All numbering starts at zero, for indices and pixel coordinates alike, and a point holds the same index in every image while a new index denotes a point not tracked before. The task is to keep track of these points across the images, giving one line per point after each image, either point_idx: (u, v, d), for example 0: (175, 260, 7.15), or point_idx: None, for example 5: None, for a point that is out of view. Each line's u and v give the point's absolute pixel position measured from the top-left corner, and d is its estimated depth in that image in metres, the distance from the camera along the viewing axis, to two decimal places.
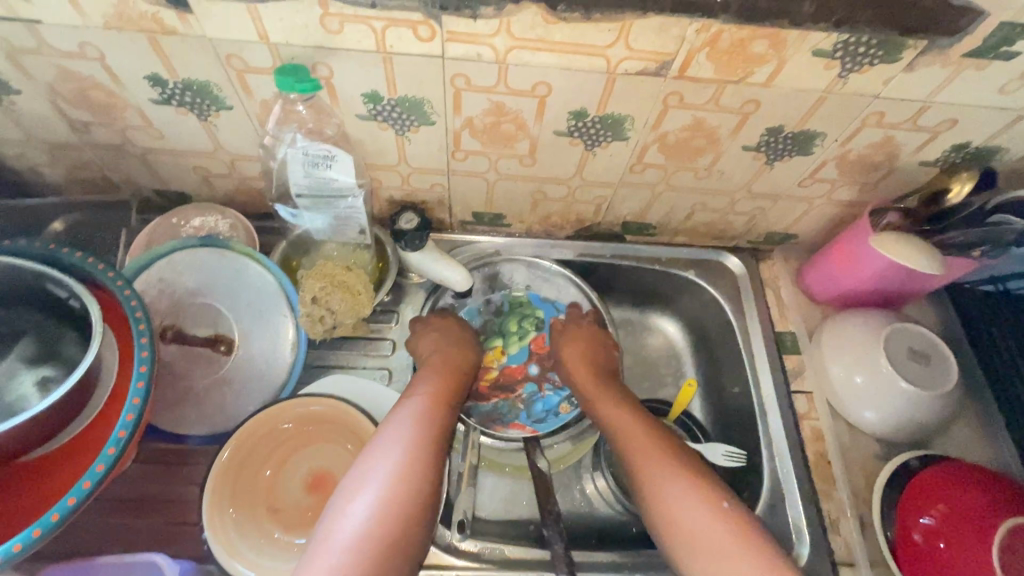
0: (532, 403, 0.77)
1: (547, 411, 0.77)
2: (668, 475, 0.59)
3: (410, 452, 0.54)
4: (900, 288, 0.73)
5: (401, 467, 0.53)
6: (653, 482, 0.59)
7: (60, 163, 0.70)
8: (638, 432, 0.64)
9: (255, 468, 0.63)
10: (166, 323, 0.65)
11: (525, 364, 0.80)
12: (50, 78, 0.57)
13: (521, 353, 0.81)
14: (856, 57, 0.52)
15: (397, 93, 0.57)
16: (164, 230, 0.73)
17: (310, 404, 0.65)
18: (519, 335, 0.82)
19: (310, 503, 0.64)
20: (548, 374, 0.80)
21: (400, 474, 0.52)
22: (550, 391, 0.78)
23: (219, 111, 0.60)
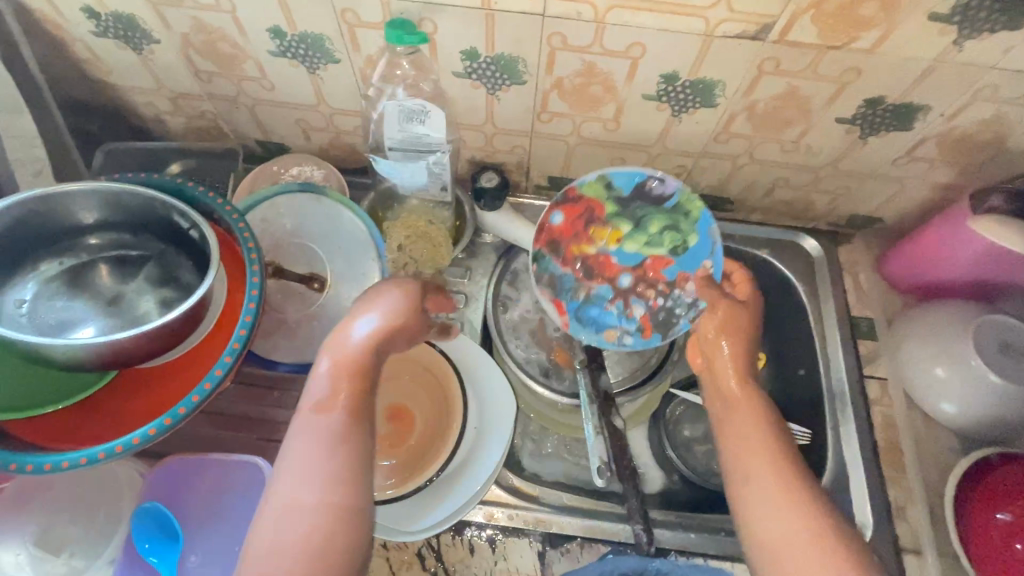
0: (590, 304, 0.73)
1: (597, 321, 0.73)
2: (760, 480, 0.52)
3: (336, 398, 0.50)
4: (997, 278, 0.69)
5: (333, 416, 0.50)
6: (757, 490, 0.52)
7: (181, 112, 0.78)
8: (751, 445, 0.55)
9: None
10: (268, 259, 0.71)
11: (626, 268, 0.73)
12: (186, 29, 0.63)
13: (634, 256, 0.73)
14: (975, 23, 0.50)
15: (494, 51, 0.60)
16: (266, 177, 0.80)
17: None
18: (650, 240, 0.73)
19: (386, 432, 0.69)
20: (632, 296, 0.73)
21: (330, 425, 0.49)
22: (615, 310, 0.73)
23: (327, 64, 0.65)
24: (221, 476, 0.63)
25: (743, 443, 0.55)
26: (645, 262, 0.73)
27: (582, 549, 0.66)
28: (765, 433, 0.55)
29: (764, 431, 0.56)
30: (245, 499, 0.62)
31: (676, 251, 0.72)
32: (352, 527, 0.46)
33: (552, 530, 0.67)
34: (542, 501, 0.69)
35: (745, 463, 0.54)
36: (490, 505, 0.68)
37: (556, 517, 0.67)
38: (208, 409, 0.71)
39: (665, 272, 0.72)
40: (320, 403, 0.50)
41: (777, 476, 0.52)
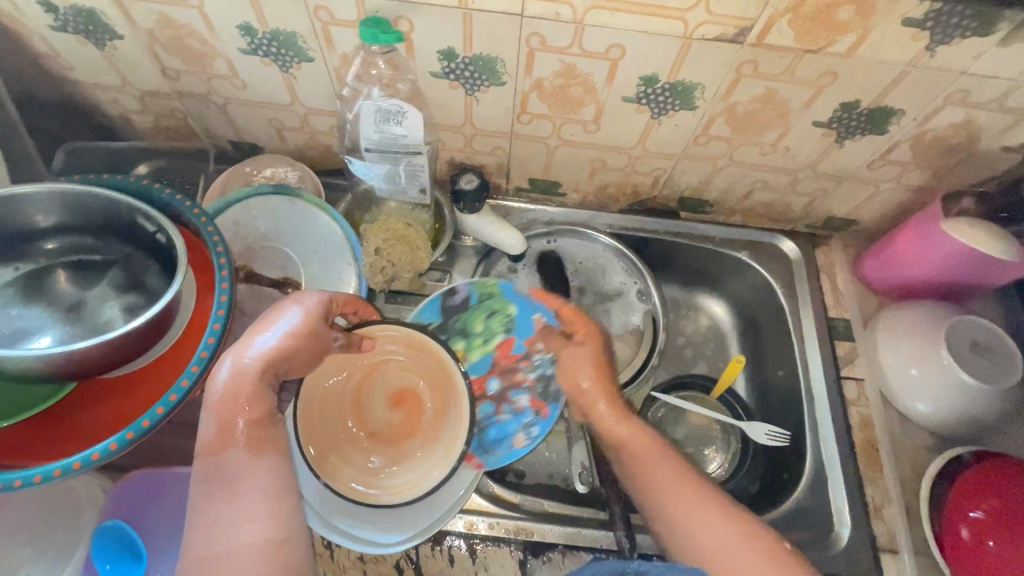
0: (486, 429, 0.70)
1: (501, 440, 0.69)
2: (680, 500, 0.55)
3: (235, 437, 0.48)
4: (966, 280, 0.70)
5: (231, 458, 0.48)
6: (667, 503, 0.56)
7: (149, 110, 0.75)
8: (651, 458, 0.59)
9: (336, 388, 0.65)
10: (240, 263, 0.68)
11: (485, 377, 0.73)
12: (151, 25, 0.61)
13: (483, 361, 0.74)
14: (947, 29, 0.50)
15: (473, 51, 0.59)
16: (238, 178, 0.77)
17: (384, 327, 0.65)
18: (485, 338, 0.74)
19: (396, 419, 0.65)
20: (508, 395, 0.72)
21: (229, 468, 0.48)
22: (507, 416, 0.71)
23: (301, 63, 0.63)
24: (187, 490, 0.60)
25: (649, 465, 0.58)
26: (496, 356, 0.74)
27: (563, 557, 0.65)
28: (662, 452, 0.59)
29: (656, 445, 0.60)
30: None
31: (509, 328, 0.74)
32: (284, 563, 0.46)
33: (533, 538, 0.65)
34: (523, 509, 0.68)
35: (656, 484, 0.57)
36: (469, 514, 0.66)
37: (537, 525, 0.66)
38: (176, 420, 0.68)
39: (514, 352, 0.74)
40: (212, 446, 0.48)
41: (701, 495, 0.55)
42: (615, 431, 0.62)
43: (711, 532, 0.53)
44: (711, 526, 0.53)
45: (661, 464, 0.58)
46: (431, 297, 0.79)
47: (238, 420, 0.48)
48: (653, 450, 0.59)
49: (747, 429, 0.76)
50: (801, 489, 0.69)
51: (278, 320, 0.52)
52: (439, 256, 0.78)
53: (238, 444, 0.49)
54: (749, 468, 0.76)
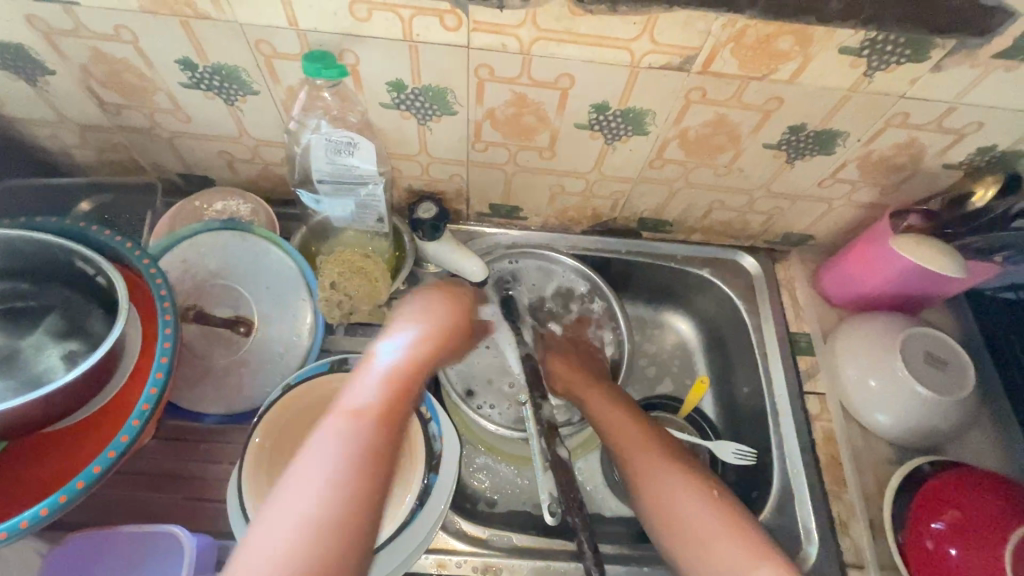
0: None
1: None
2: (650, 471, 0.61)
3: (382, 435, 0.46)
4: (917, 292, 0.72)
5: (362, 449, 0.45)
6: (648, 485, 0.61)
7: (90, 145, 0.72)
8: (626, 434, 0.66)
9: (286, 450, 0.63)
10: (189, 303, 0.66)
11: None
12: (84, 60, 0.58)
13: None
14: (883, 56, 0.51)
15: (422, 83, 0.58)
16: (187, 213, 0.75)
17: (343, 379, 0.65)
18: None
19: None
20: None
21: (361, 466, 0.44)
22: None
23: (246, 96, 0.62)
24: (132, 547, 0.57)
25: (631, 445, 0.64)
26: None
27: None
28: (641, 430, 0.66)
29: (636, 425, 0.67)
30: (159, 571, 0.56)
31: None
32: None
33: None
34: (491, 546, 0.66)
35: (637, 462, 0.63)
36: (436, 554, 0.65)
37: (505, 561, 0.65)
38: (125, 470, 0.65)
39: None
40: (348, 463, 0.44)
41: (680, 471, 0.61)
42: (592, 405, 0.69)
43: (682, 501, 0.58)
44: (683, 498, 0.58)
45: (642, 445, 0.64)
46: None
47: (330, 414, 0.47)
48: (632, 425, 0.66)
49: (715, 448, 0.76)
50: (770, 508, 0.70)
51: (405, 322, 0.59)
52: (399, 285, 0.76)
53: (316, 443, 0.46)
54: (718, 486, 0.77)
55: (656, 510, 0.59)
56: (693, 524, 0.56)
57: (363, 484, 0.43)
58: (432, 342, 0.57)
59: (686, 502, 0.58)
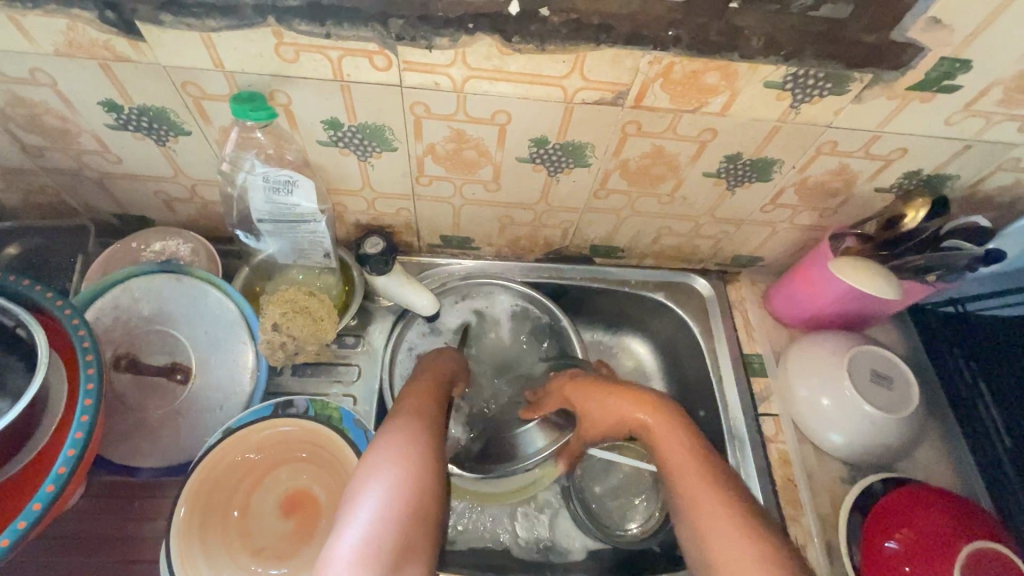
0: None
1: None
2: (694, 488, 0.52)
3: (428, 467, 0.50)
4: (861, 312, 0.74)
5: (417, 476, 0.49)
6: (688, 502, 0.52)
7: (15, 187, 0.69)
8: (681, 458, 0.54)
9: (222, 505, 0.60)
10: (120, 352, 0.63)
11: None
12: (0, 103, 0.56)
13: None
14: (806, 89, 0.53)
15: (358, 120, 0.57)
16: (123, 255, 0.72)
17: (279, 426, 0.63)
18: None
19: (290, 528, 0.62)
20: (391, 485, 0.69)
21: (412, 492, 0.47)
22: None
23: (177, 136, 0.60)
24: None
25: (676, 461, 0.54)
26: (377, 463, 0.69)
27: None
28: (683, 440, 0.56)
29: (686, 438, 0.56)
30: None
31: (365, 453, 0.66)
32: (431, 539, 0.46)
33: None
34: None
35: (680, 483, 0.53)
36: None
37: None
38: (50, 534, 0.61)
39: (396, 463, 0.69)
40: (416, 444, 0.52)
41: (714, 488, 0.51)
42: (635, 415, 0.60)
43: (722, 527, 0.49)
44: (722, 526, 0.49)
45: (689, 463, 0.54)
46: (346, 363, 0.74)
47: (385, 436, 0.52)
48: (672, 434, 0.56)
49: None
50: None
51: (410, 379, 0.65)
52: (349, 322, 0.74)
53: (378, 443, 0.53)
54: None
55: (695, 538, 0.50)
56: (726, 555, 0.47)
57: (424, 502, 0.47)
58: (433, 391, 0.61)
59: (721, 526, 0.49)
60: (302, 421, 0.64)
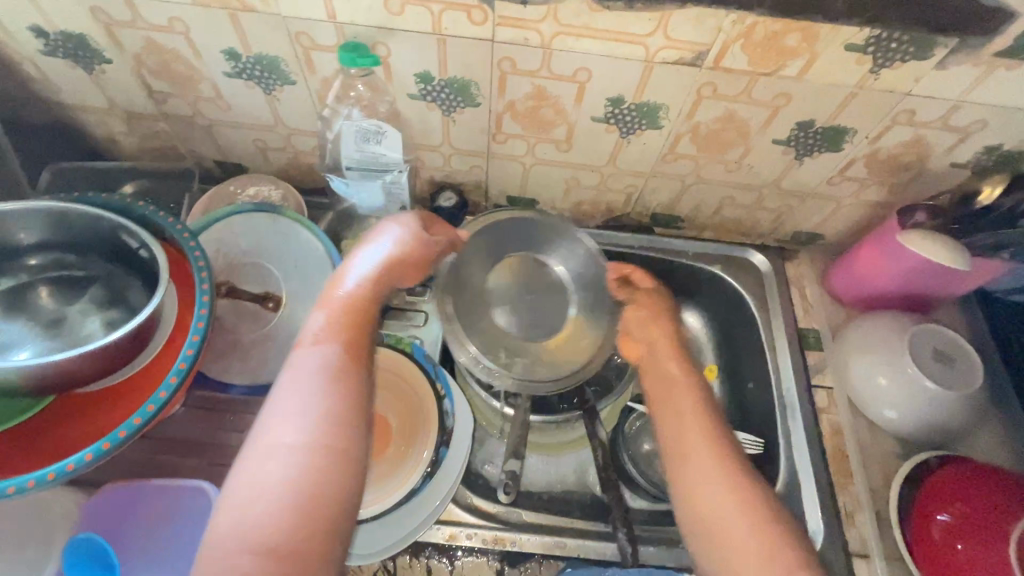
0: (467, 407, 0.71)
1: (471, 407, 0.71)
2: (702, 465, 0.54)
3: (344, 366, 0.50)
4: (925, 291, 0.73)
5: (305, 462, 0.43)
6: (699, 505, 0.53)
7: (135, 131, 0.77)
8: (693, 418, 0.58)
9: None
10: (221, 279, 0.70)
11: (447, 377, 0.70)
12: (138, 50, 0.63)
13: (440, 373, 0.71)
14: (888, 54, 0.54)
15: (448, 74, 0.62)
16: (222, 198, 0.79)
17: None
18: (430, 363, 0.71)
19: None
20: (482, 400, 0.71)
21: (331, 394, 0.47)
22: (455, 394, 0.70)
23: (283, 85, 0.66)
24: (163, 502, 0.57)
25: (687, 443, 0.56)
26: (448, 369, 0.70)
27: (540, 567, 0.65)
28: (703, 432, 0.57)
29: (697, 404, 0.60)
30: (184, 535, 0.56)
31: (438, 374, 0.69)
32: (330, 550, 0.42)
33: (509, 548, 0.65)
34: (500, 519, 0.68)
35: (690, 458, 0.55)
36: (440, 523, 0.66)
37: (513, 535, 0.66)
38: (154, 435, 0.68)
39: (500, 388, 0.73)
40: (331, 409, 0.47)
41: (719, 473, 0.54)
42: (672, 372, 0.64)
43: (721, 497, 0.52)
44: (727, 504, 0.52)
45: (697, 442, 0.56)
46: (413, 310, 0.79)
47: (289, 397, 0.47)
48: (687, 410, 0.59)
49: None
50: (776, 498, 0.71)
51: (382, 232, 0.63)
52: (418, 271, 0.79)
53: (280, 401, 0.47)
54: None
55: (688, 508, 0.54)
56: (722, 521, 0.51)
57: (307, 513, 0.42)
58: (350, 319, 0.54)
59: (717, 495, 0.52)
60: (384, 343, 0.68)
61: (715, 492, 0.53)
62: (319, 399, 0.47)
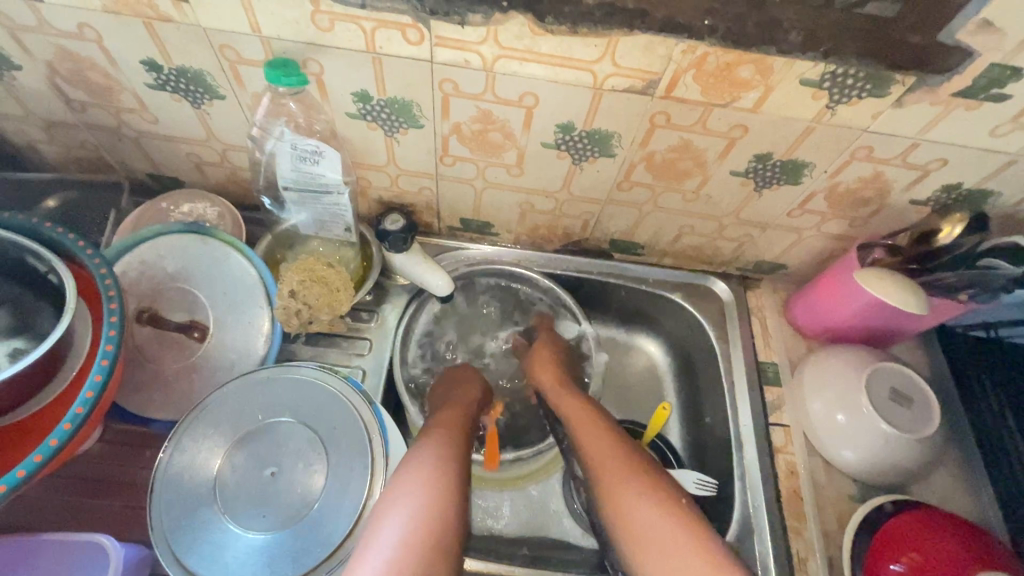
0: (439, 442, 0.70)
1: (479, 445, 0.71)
2: (614, 475, 0.58)
3: (440, 503, 0.51)
4: (885, 326, 0.71)
5: (420, 530, 0.49)
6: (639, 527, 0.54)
7: (57, 141, 0.71)
8: (586, 426, 0.64)
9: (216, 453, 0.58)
10: (143, 305, 0.65)
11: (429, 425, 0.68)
12: (49, 57, 0.58)
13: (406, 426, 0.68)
14: (844, 89, 0.51)
15: (386, 94, 0.58)
16: (153, 214, 0.74)
17: (279, 383, 0.61)
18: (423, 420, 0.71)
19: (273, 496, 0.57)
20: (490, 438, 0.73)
21: (438, 482, 0.53)
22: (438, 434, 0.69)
23: (212, 99, 0.61)
24: (55, 562, 0.52)
25: (603, 458, 0.60)
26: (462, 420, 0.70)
27: None
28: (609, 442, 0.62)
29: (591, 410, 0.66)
30: None
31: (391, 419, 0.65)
32: None
33: None
34: None
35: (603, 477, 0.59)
36: None
37: None
38: (64, 474, 0.63)
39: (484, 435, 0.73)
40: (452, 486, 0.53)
41: (632, 471, 0.58)
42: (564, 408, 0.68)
43: (633, 496, 0.56)
44: (641, 504, 0.55)
45: (608, 457, 0.60)
46: (358, 337, 0.75)
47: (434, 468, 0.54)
48: (594, 429, 0.64)
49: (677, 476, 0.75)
50: (728, 542, 0.68)
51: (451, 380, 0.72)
52: (364, 296, 0.75)
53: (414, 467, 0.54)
54: None
55: (633, 531, 0.54)
56: (646, 527, 0.54)
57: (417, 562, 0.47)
58: (458, 418, 0.63)
59: (636, 504, 0.55)
60: (303, 385, 0.62)
61: (632, 499, 0.56)
62: (440, 472, 0.54)
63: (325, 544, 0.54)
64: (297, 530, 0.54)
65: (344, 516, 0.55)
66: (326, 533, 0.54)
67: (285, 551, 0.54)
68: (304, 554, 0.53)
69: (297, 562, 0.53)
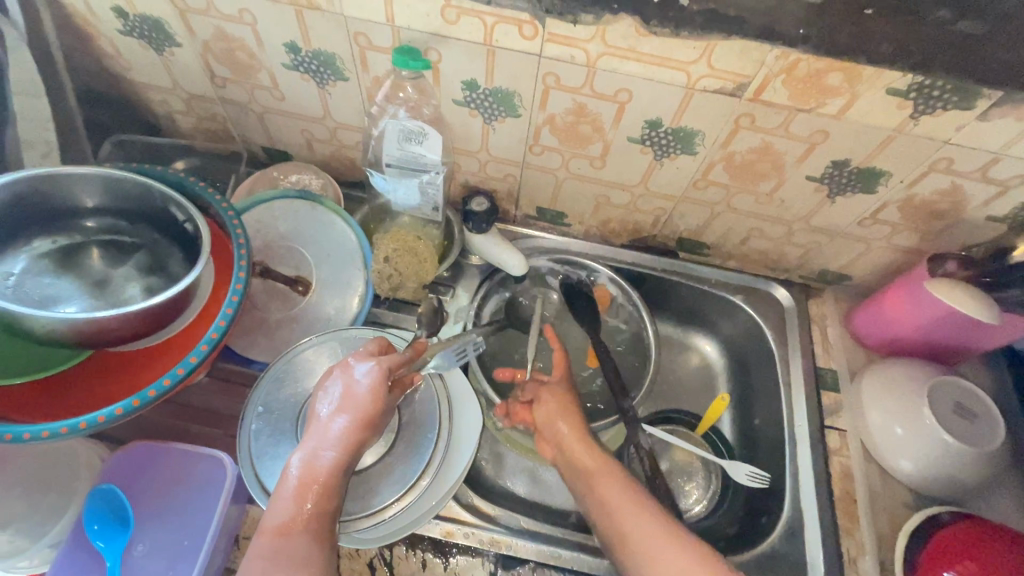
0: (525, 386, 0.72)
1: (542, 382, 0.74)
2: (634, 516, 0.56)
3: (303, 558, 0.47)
4: (951, 342, 0.72)
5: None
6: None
7: (192, 112, 0.81)
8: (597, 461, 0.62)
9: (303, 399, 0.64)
10: (257, 259, 0.72)
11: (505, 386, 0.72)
12: (208, 37, 0.67)
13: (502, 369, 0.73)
14: (930, 100, 0.54)
15: (493, 84, 0.64)
16: (266, 182, 0.83)
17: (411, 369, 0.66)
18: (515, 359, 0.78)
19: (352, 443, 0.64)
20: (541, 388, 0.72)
21: (299, 535, 0.48)
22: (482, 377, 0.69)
23: (336, 81, 0.69)
24: (180, 465, 0.60)
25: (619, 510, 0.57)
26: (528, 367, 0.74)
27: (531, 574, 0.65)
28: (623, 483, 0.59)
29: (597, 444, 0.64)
30: (198, 501, 0.59)
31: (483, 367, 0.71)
32: None
33: (505, 552, 0.65)
34: (498, 522, 0.68)
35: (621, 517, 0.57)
36: (440, 520, 0.66)
37: (510, 539, 0.66)
38: (176, 400, 0.71)
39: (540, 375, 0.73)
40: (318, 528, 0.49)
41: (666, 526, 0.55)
42: (585, 438, 0.65)
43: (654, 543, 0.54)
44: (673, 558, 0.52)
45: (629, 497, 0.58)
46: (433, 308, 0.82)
47: (312, 502, 0.50)
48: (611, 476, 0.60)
49: (728, 467, 0.77)
50: (778, 535, 0.70)
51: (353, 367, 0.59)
52: (444, 270, 0.81)
53: (289, 511, 0.49)
54: (728, 506, 0.78)
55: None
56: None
57: None
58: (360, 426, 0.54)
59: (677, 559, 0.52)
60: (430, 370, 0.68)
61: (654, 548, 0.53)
62: (301, 518, 0.49)
63: (390, 491, 0.61)
64: (365, 475, 0.61)
65: (410, 472, 0.62)
66: (394, 479, 0.62)
67: (356, 488, 0.61)
68: (373, 494, 0.61)
69: (366, 502, 0.60)
